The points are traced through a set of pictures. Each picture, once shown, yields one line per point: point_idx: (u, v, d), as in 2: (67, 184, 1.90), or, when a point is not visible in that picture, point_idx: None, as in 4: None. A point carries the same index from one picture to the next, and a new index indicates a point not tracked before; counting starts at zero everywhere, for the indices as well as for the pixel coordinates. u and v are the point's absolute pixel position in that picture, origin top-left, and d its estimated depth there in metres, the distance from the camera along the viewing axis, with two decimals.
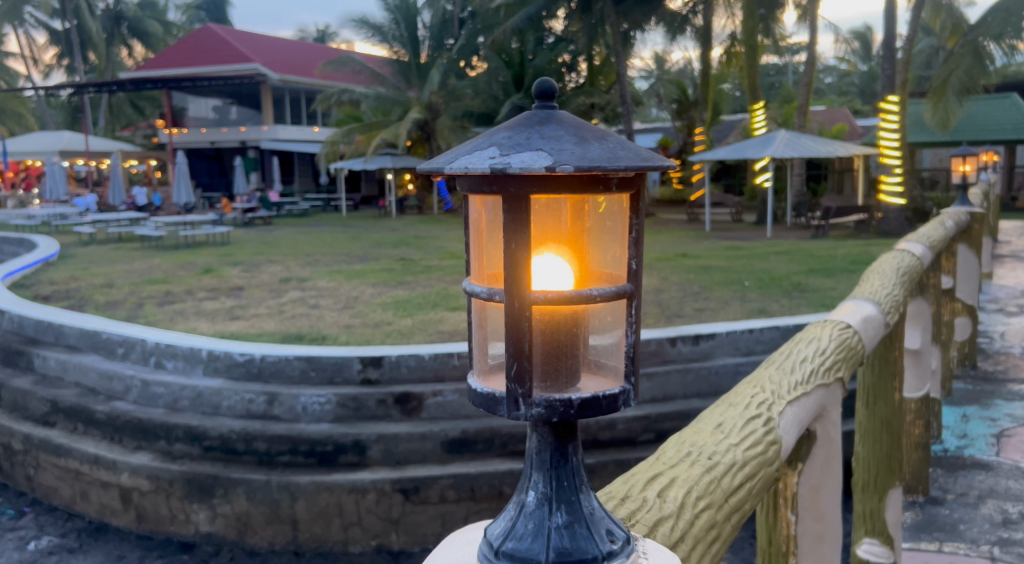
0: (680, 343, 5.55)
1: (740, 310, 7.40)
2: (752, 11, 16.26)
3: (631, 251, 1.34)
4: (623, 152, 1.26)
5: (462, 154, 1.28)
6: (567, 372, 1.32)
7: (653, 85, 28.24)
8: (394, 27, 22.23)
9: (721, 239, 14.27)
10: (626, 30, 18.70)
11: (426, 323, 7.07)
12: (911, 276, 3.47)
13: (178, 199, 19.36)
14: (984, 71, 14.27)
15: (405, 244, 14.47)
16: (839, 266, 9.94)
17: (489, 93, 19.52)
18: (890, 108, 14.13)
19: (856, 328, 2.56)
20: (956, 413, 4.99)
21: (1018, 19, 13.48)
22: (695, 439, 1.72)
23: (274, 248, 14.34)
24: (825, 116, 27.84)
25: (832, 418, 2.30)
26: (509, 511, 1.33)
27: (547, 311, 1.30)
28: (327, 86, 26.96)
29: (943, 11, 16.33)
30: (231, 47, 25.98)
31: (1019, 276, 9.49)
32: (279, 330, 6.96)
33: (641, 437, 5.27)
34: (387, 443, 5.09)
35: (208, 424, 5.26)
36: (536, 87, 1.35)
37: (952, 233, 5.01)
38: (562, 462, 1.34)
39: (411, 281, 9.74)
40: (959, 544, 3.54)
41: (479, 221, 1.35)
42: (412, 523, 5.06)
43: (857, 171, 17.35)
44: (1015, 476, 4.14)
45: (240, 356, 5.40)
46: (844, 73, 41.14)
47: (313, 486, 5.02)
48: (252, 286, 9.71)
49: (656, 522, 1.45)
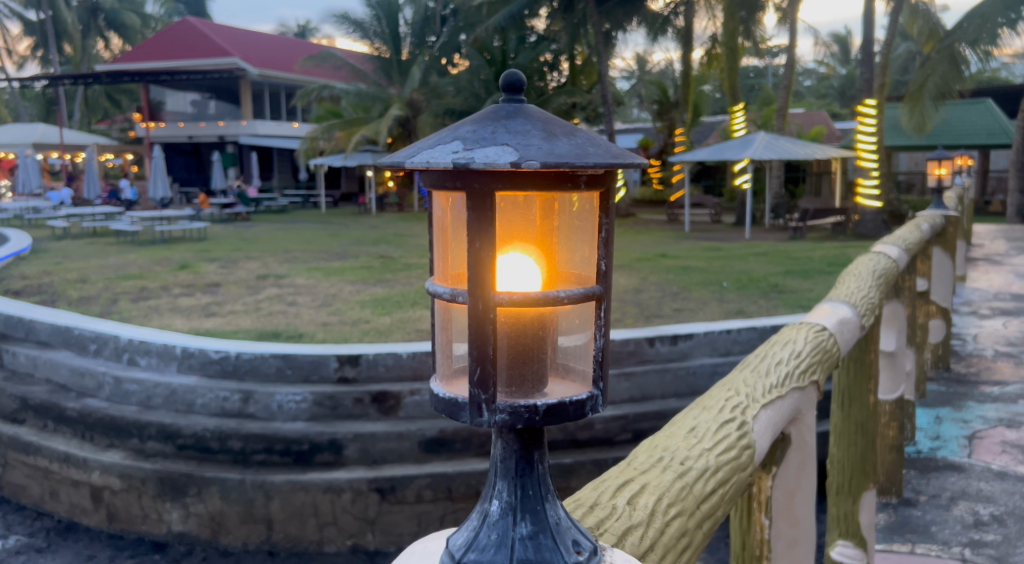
0: (658, 343, 5.53)
1: (718, 310, 7.42)
2: (734, 13, 16.34)
3: (600, 251, 1.30)
4: (593, 149, 1.22)
5: (425, 148, 1.23)
6: (534, 378, 1.27)
7: (634, 86, 28.29)
8: (375, 23, 22.16)
9: (700, 240, 14.30)
10: (608, 31, 18.73)
11: (404, 321, 7.01)
12: (888, 278, 3.45)
13: (155, 194, 19.06)
14: (960, 77, 14.41)
15: (385, 241, 14.39)
16: (816, 268, 10.02)
17: (470, 91, 19.08)
18: (867, 111, 14.24)
19: (831, 330, 2.54)
20: (929, 415, 5.01)
21: (993, 25, 13.66)
22: (669, 443, 1.69)
23: (251, 244, 14.18)
24: (804, 119, 28.07)
25: (807, 421, 2.27)
26: (472, 520, 1.29)
27: (512, 313, 1.25)
28: (306, 81, 26.79)
29: (920, 17, 16.43)
30: (211, 41, 25.71)
31: (992, 280, 9.59)
32: (255, 328, 6.88)
33: (619, 437, 5.24)
34: (364, 441, 5.03)
35: (182, 421, 5.17)
36: (504, 79, 1.31)
37: (927, 237, 5.04)
38: (528, 470, 1.29)
39: (390, 279, 9.66)
40: (931, 546, 3.53)
41: (444, 219, 1.30)
42: (388, 523, 5.00)
43: (835, 173, 17.45)
44: (987, 477, 4.15)
45: (215, 354, 5.30)
46: (822, 76, 41.53)
47: (288, 485, 4.94)
48: (229, 283, 9.59)
49: (626, 531, 1.41)
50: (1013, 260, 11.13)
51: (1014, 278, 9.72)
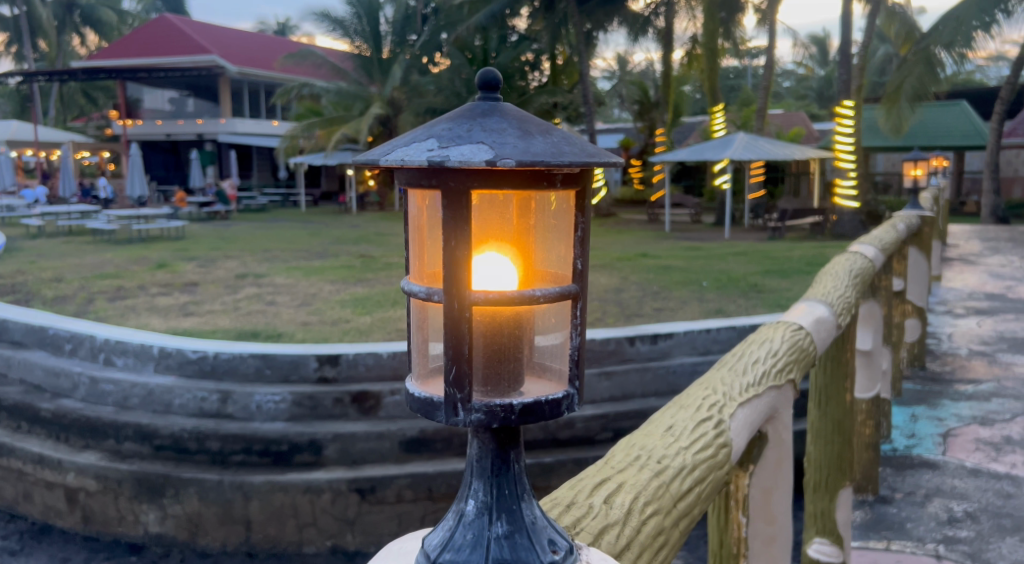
0: (638, 343, 5.54)
1: (698, 310, 7.46)
2: (714, 14, 16.46)
3: (576, 250, 1.30)
4: (568, 147, 1.22)
5: (400, 145, 1.22)
6: (510, 377, 1.27)
7: (615, 85, 28.33)
8: (355, 21, 22.10)
9: (680, 240, 14.36)
10: (589, 30, 18.83)
11: (385, 321, 6.98)
12: (864, 277, 3.48)
13: (132, 193, 18.85)
14: (935, 78, 14.50)
15: (365, 240, 14.32)
16: (794, 268, 10.09)
17: (452, 90, 18.88)
18: (845, 113, 14.37)
19: (807, 329, 2.55)
20: (905, 413, 5.07)
21: (968, 27, 13.86)
22: (646, 442, 1.69)
23: (230, 243, 14.07)
24: (783, 119, 28.31)
25: (784, 420, 2.28)
26: (447, 519, 1.28)
27: (487, 312, 1.25)
28: (286, 79, 26.66)
29: (897, 18, 16.56)
30: (189, 39, 25.50)
31: (967, 279, 9.70)
32: (233, 328, 6.82)
33: (599, 436, 5.27)
34: (343, 442, 5.01)
35: (159, 422, 5.13)
36: (480, 77, 1.31)
37: (903, 236, 5.10)
38: (503, 469, 1.29)
39: (370, 278, 9.62)
40: (906, 543, 3.56)
41: (419, 218, 1.30)
42: (368, 523, 4.98)
43: (814, 173, 17.58)
44: (961, 475, 4.19)
45: (193, 354, 5.25)
46: (800, 78, 41.88)
47: (267, 485, 4.91)
48: (206, 282, 9.51)
49: (602, 530, 1.41)
50: (987, 259, 11.28)
51: (988, 277, 9.83)
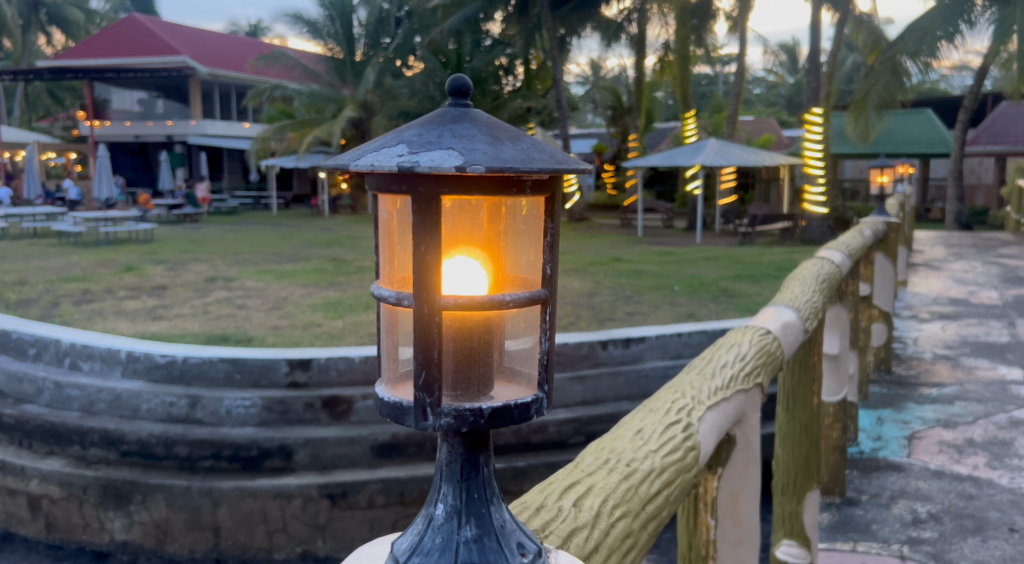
0: (611, 347, 5.57)
1: (670, 314, 7.50)
2: (686, 21, 16.62)
3: (546, 255, 1.31)
4: (538, 154, 1.23)
5: (370, 150, 1.23)
6: (479, 381, 1.27)
7: (589, 91, 28.48)
8: (329, 23, 21.98)
9: (652, 244, 14.47)
10: (562, 35, 18.98)
11: (357, 325, 6.95)
12: (831, 283, 3.53)
13: (100, 194, 18.56)
14: (902, 87, 14.80)
15: (337, 244, 14.25)
16: (764, 273, 10.21)
17: (425, 94, 18.54)
18: (814, 120, 14.63)
19: (775, 334, 2.58)
20: (871, 417, 5.14)
21: (933, 38, 14.14)
22: (615, 445, 1.71)
23: (198, 246, 13.92)
24: (754, 126, 28.65)
25: (751, 423, 2.30)
26: (417, 524, 1.29)
27: (457, 317, 1.25)
28: (258, 81, 26.47)
29: (865, 28, 16.87)
30: (159, 39, 25.22)
31: (931, 284, 9.88)
32: (203, 331, 6.76)
33: (572, 440, 5.30)
34: (314, 447, 4.97)
35: (126, 427, 5.07)
36: (450, 84, 1.31)
37: (870, 242, 5.17)
38: (473, 474, 1.30)
39: (342, 282, 9.57)
40: (872, 544, 3.62)
41: (390, 222, 1.30)
42: (339, 529, 4.95)
43: (784, 180, 17.78)
44: (925, 476, 4.26)
45: (161, 358, 5.17)
46: (770, 84, 42.40)
47: (236, 491, 4.87)
48: (175, 285, 9.41)
49: (571, 533, 1.42)
50: (950, 265, 11.49)
51: (952, 283, 10.01)
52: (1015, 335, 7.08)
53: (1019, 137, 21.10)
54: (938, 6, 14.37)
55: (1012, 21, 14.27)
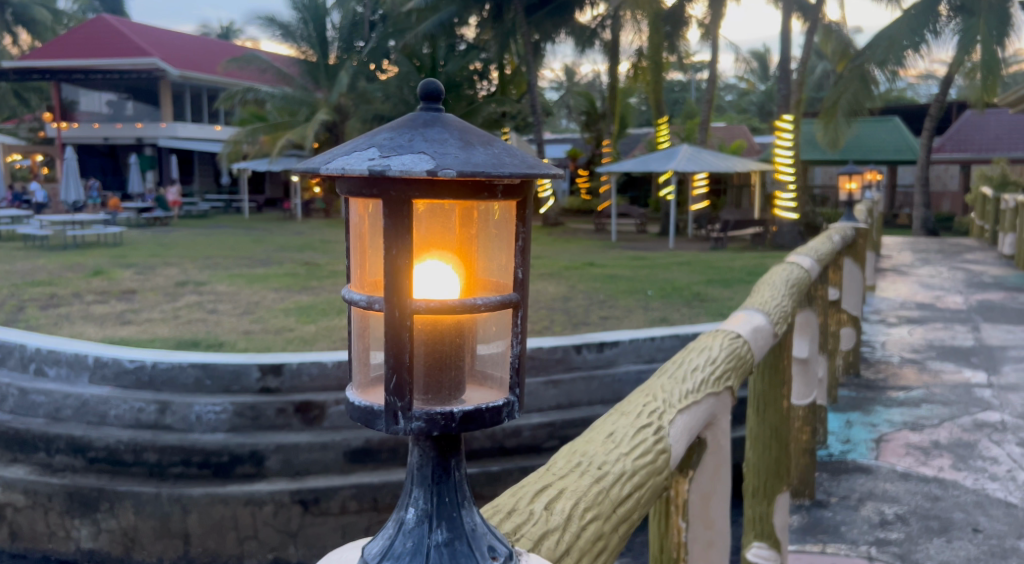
0: (585, 351, 5.59)
1: (643, 318, 7.55)
2: (659, 28, 16.74)
3: (517, 259, 1.32)
4: (508, 159, 1.24)
5: (341, 154, 1.23)
6: (451, 385, 1.28)
7: (563, 96, 28.59)
8: (302, 26, 21.82)
9: (626, 249, 14.56)
10: (536, 40, 19.04)
11: (329, 330, 6.91)
12: (800, 287, 3.57)
13: (67, 197, 18.25)
14: (870, 95, 15.01)
15: (310, 248, 14.16)
16: (736, 277, 10.29)
17: (399, 98, 18.53)
18: (785, 127, 14.82)
19: (745, 337, 2.61)
20: (840, 420, 5.20)
21: (900, 47, 14.37)
22: (587, 449, 1.72)
23: (168, 249, 13.77)
24: (725, 132, 28.94)
25: (721, 426, 2.32)
26: (387, 528, 1.29)
27: (429, 320, 1.26)
28: (230, 84, 26.26)
29: (833, 36, 17.13)
30: (128, 40, 24.90)
31: (899, 289, 10.03)
32: (173, 336, 6.70)
33: (546, 444, 5.31)
34: (285, 453, 4.94)
35: (94, 433, 4.99)
36: (423, 88, 1.32)
37: (839, 248, 5.24)
38: (444, 477, 1.30)
39: (314, 286, 9.52)
40: (841, 545, 3.66)
41: (361, 226, 1.30)
42: (311, 535, 4.92)
43: (755, 185, 17.95)
44: (892, 479, 4.33)
45: (130, 363, 5.10)
46: (741, 91, 42.85)
47: (206, 498, 4.82)
48: (144, 289, 9.30)
49: (542, 536, 1.43)
50: (917, 271, 11.66)
51: (919, 288, 10.16)
52: (980, 339, 7.21)
53: (983, 145, 21.48)
54: (903, 16, 14.63)
55: (975, 31, 14.56)
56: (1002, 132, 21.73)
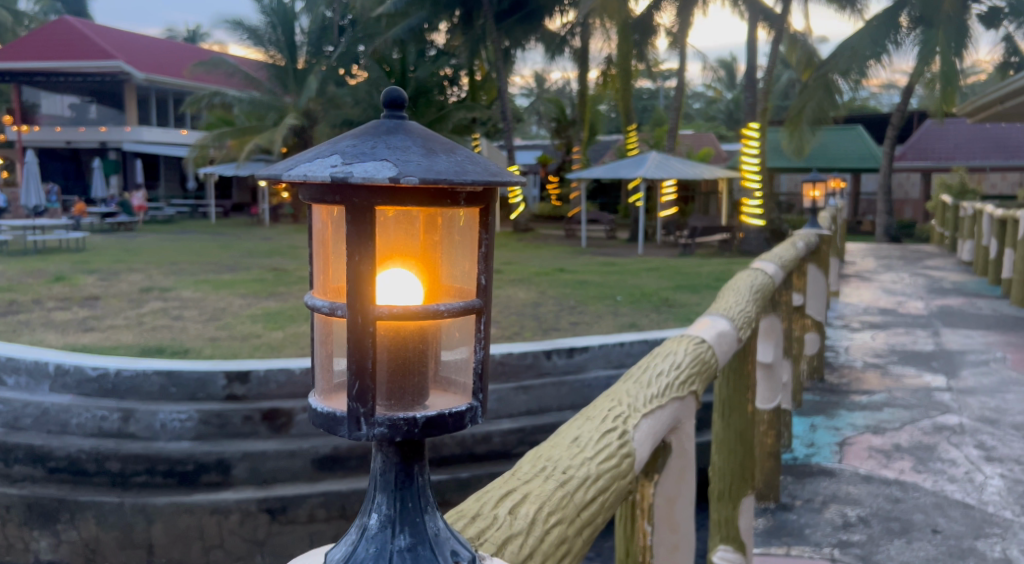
0: (555, 356, 5.61)
1: (612, 324, 7.58)
2: (627, 36, 16.82)
3: (480, 266, 1.33)
4: (472, 166, 1.25)
5: (304, 161, 1.23)
6: (413, 391, 1.28)
7: (533, 103, 28.68)
8: (270, 30, 21.62)
9: (595, 255, 14.63)
10: (507, 47, 19.07)
11: (297, 336, 6.87)
12: (764, 294, 3.61)
13: (27, 202, 17.82)
14: (834, 104, 15.28)
15: (278, 254, 14.05)
16: (703, 283, 10.40)
17: (368, 103, 18.42)
18: (751, 135, 15.02)
19: (709, 342, 2.64)
20: (805, 423, 5.28)
21: (863, 57, 14.61)
22: (552, 453, 1.73)
23: (133, 256, 13.57)
24: (693, 140, 29.25)
25: (686, 430, 2.34)
26: (350, 534, 1.29)
27: (391, 327, 1.26)
28: (196, 88, 25.98)
29: (799, 46, 17.39)
30: (92, 43, 24.53)
31: (861, 295, 10.20)
32: (137, 343, 6.60)
33: (515, 449, 5.32)
34: (252, 461, 4.89)
35: (54, 443, 4.91)
36: (386, 96, 1.33)
37: (803, 254, 5.31)
38: (408, 482, 1.31)
39: (282, 292, 9.45)
40: (804, 548, 3.70)
41: (324, 232, 1.30)
42: (278, 545, 4.87)
43: (722, 193, 18.16)
44: (855, 481, 4.39)
45: (93, 371, 5.02)
46: (709, 99, 43.35)
47: (170, 508, 4.77)
48: (108, 296, 9.17)
49: (505, 541, 1.43)
50: (880, 277, 11.86)
51: (882, 293, 10.34)
52: (940, 344, 7.35)
53: (943, 153, 21.96)
54: (865, 27, 14.90)
55: (935, 43, 14.86)
56: (961, 141, 22.24)
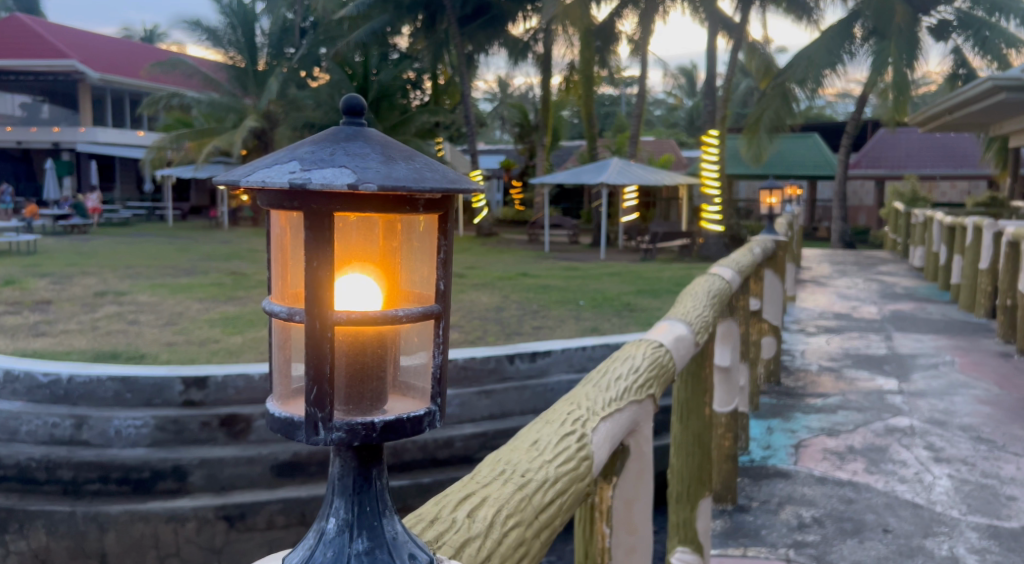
0: (518, 361, 5.63)
1: (574, 328, 7.64)
2: (589, 42, 16.93)
3: (439, 271, 1.34)
4: (430, 174, 1.26)
5: (262, 167, 1.23)
6: (371, 396, 1.29)
7: (496, 107, 28.76)
8: (229, 31, 21.32)
9: (559, 260, 14.71)
10: (470, 51, 19.06)
11: (257, 341, 6.81)
12: (721, 298, 3.66)
13: None
14: (790, 112, 15.53)
15: (237, 257, 13.89)
16: (664, 288, 10.52)
17: (329, 106, 18.05)
18: (711, 142, 15.21)
19: (668, 346, 2.68)
20: (762, 426, 5.37)
21: (818, 66, 14.88)
22: (511, 457, 1.75)
23: (87, 258, 13.34)
24: (655, 146, 29.55)
25: (644, 433, 2.38)
26: (307, 538, 1.29)
27: (350, 331, 1.27)
28: (153, 88, 25.56)
29: (757, 55, 17.65)
30: (44, 42, 23.99)
31: (817, 299, 10.40)
32: (91, 348, 6.49)
33: (477, 454, 5.34)
34: (209, 468, 4.83)
35: (3, 451, 4.81)
36: (344, 103, 1.34)
37: (759, 259, 5.39)
38: (365, 487, 1.31)
39: (241, 296, 9.37)
40: (760, 549, 3.76)
41: (282, 237, 1.31)
42: (236, 551, 4.83)
43: (682, 199, 18.33)
44: (809, 482, 4.48)
45: (44, 377, 4.93)
46: (670, 106, 43.91)
47: (125, 516, 4.70)
48: (61, 299, 9.00)
49: (463, 543, 1.44)
50: (835, 281, 12.12)
51: (837, 298, 10.54)
52: (892, 347, 7.53)
53: (894, 162, 22.42)
54: (822, 37, 15.19)
55: (887, 53, 15.18)
56: (912, 149, 22.74)
